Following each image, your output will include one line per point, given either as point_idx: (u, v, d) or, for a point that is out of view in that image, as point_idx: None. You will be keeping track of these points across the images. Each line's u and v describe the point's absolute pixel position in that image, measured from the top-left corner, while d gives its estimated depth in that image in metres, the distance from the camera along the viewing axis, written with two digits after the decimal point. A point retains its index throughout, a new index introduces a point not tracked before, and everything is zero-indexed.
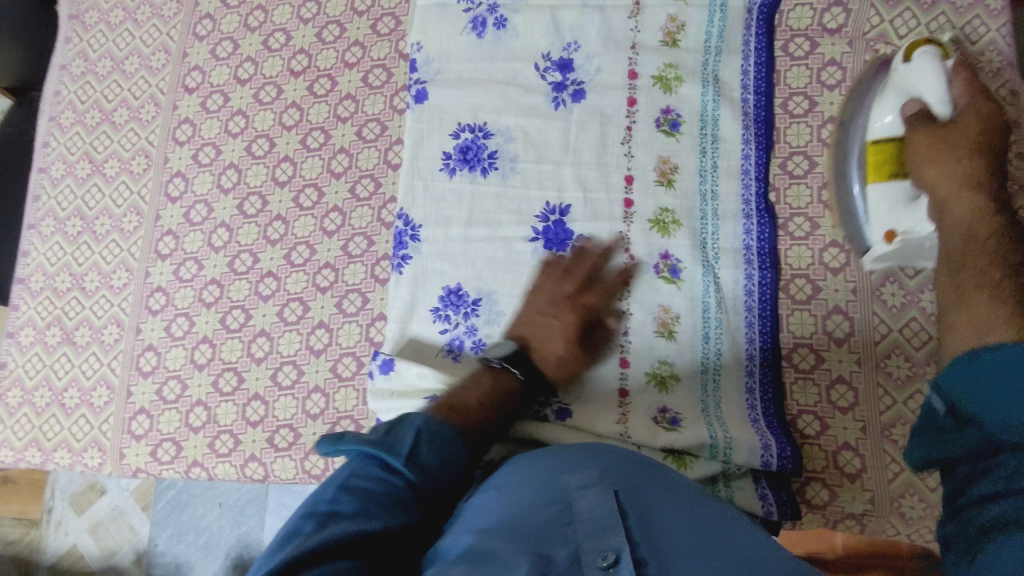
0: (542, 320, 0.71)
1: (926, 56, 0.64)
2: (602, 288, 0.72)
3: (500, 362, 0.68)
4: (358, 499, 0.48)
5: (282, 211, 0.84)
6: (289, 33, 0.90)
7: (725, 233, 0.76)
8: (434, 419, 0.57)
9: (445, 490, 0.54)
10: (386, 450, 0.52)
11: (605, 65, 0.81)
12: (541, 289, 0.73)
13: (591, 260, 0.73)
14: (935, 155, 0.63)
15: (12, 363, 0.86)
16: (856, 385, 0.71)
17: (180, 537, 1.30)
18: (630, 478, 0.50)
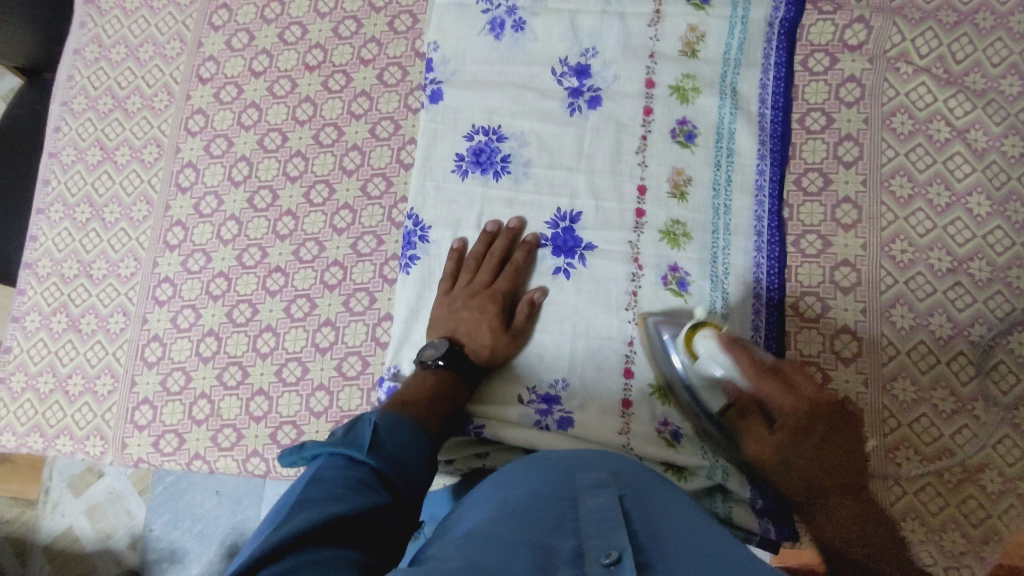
0: (463, 313, 0.73)
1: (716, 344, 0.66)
2: (514, 269, 0.75)
3: (437, 361, 0.69)
4: (324, 490, 0.51)
5: (292, 206, 0.84)
6: (305, 27, 0.89)
7: (736, 250, 0.75)
8: (390, 413, 0.60)
9: (413, 474, 0.57)
10: (347, 445, 0.55)
11: (622, 73, 0.80)
12: (457, 282, 0.76)
13: (499, 249, 0.76)
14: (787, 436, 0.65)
15: (16, 348, 0.85)
16: (862, 406, 0.71)
17: (176, 524, 1.30)
18: (639, 483, 0.53)
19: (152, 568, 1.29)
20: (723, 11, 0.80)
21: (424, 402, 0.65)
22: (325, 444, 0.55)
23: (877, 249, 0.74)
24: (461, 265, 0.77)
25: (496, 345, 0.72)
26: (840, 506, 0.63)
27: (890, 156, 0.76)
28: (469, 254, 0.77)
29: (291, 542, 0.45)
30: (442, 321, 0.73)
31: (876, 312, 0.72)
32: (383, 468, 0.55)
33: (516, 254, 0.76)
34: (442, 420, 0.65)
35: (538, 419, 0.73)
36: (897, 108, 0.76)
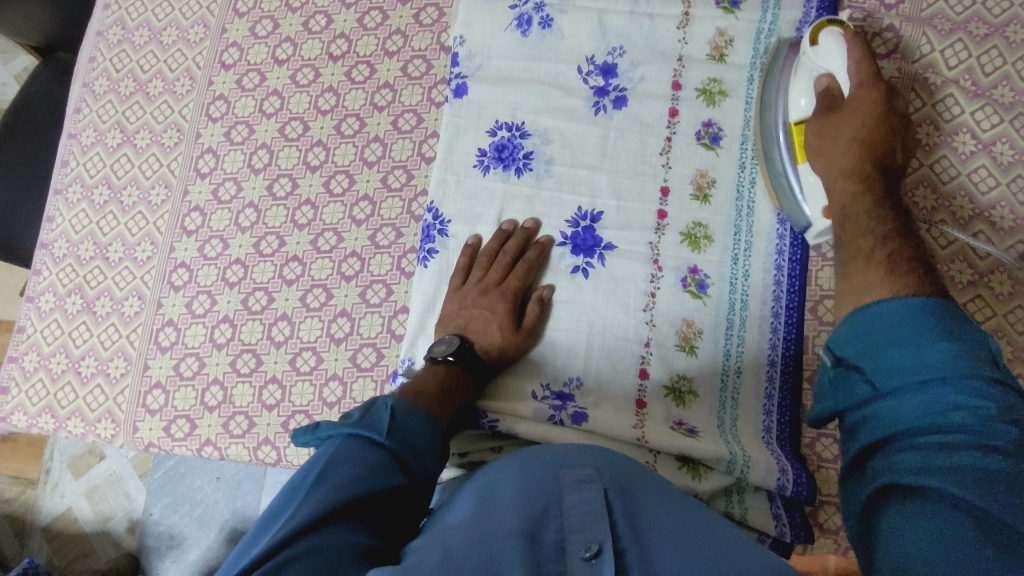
0: (473, 311, 0.72)
1: (832, 37, 0.69)
2: (526, 266, 0.75)
3: (448, 357, 0.69)
4: (341, 471, 0.50)
5: (311, 195, 0.84)
6: (330, 16, 0.89)
7: (757, 254, 0.75)
8: (404, 399, 0.60)
9: (428, 456, 0.57)
10: (364, 426, 0.55)
11: (649, 74, 0.80)
12: (468, 278, 0.75)
13: (513, 248, 0.76)
14: (824, 142, 0.68)
15: (30, 328, 0.85)
16: None
17: (176, 508, 1.30)
18: (625, 478, 0.53)
19: (150, 552, 1.29)
20: (752, 15, 0.80)
21: (434, 394, 0.65)
22: (342, 425, 0.54)
23: None
24: (474, 261, 0.76)
25: (506, 344, 0.72)
26: (881, 169, 0.66)
27: (915, 167, 0.75)
28: (482, 251, 0.76)
29: (308, 525, 0.45)
30: (452, 318, 0.73)
31: None
32: (400, 450, 0.55)
33: (529, 253, 0.75)
34: (451, 414, 0.65)
35: (552, 414, 0.72)
36: (923, 119, 0.76)
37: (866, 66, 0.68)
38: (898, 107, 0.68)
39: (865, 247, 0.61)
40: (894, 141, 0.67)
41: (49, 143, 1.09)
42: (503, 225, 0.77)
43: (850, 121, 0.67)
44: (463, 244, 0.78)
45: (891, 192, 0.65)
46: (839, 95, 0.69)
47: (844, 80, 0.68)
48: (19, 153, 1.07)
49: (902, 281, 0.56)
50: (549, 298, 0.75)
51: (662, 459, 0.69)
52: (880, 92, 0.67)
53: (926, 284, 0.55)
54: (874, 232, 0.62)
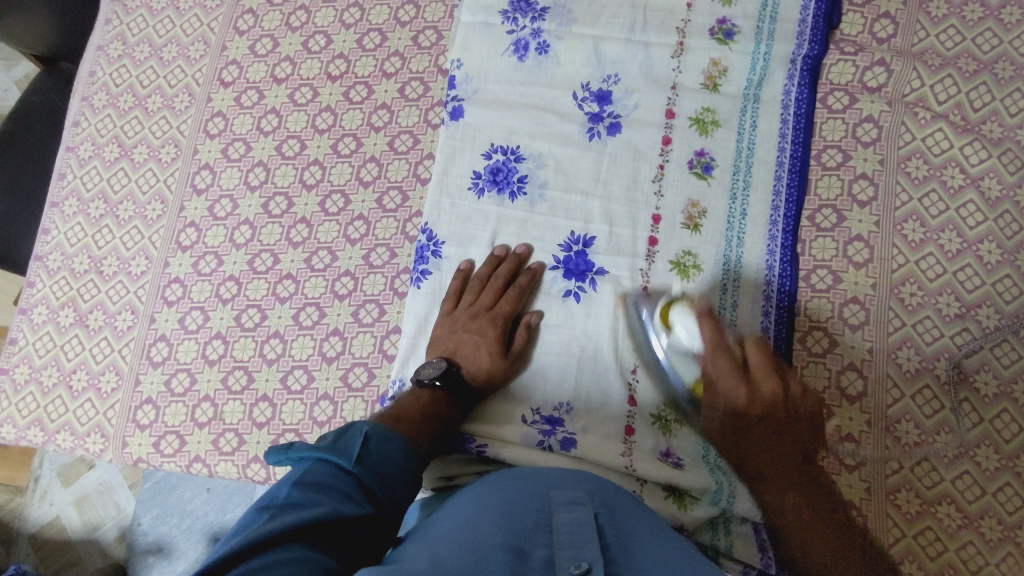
0: (463, 335, 0.73)
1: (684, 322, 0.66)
2: (516, 292, 0.75)
3: (434, 381, 0.69)
4: (305, 495, 0.50)
5: (306, 214, 0.84)
6: (330, 36, 0.90)
7: (743, 308, 0.75)
8: (380, 425, 0.61)
9: (396, 489, 0.58)
10: (336, 452, 0.56)
11: (643, 102, 0.81)
12: (459, 302, 0.76)
13: (504, 273, 0.76)
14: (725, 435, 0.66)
15: (22, 340, 0.85)
16: (864, 445, 0.71)
17: (164, 519, 1.30)
18: (613, 502, 0.54)
19: (137, 564, 1.29)
20: (745, 47, 0.81)
21: (415, 419, 0.65)
22: (316, 448, 0.55)
23: (887, 290, 0.74)
24: (465, 286, 0.77)
25: (494, 369, 0.72)
26: (786, 469, 0.64)
27: (904, 200, 0.76)
28: (474, 276, 0.77)
29: (272, 539, 0.45)
30: (442, 342, 0.73)
31: (882, 352, 0.73)
32: (368, 480, 0.56)
33: (520, 278, 0.76)
34: (433, 439, 0.66)
35: (541, 439, 0.72)
36: (913, 152, 0.77)
37: (724, 357, 0.64)
38: (766, 392, 0.64)
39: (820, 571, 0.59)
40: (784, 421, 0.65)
41: (51, 150, 1.10)
42: (495, 249, 0.78)
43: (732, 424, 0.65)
44: (455, 267, 0.79)
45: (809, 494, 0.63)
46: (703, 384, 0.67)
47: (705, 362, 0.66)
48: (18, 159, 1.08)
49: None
50: (537, 323, 0.75)
51: (649, 487, 0.70)
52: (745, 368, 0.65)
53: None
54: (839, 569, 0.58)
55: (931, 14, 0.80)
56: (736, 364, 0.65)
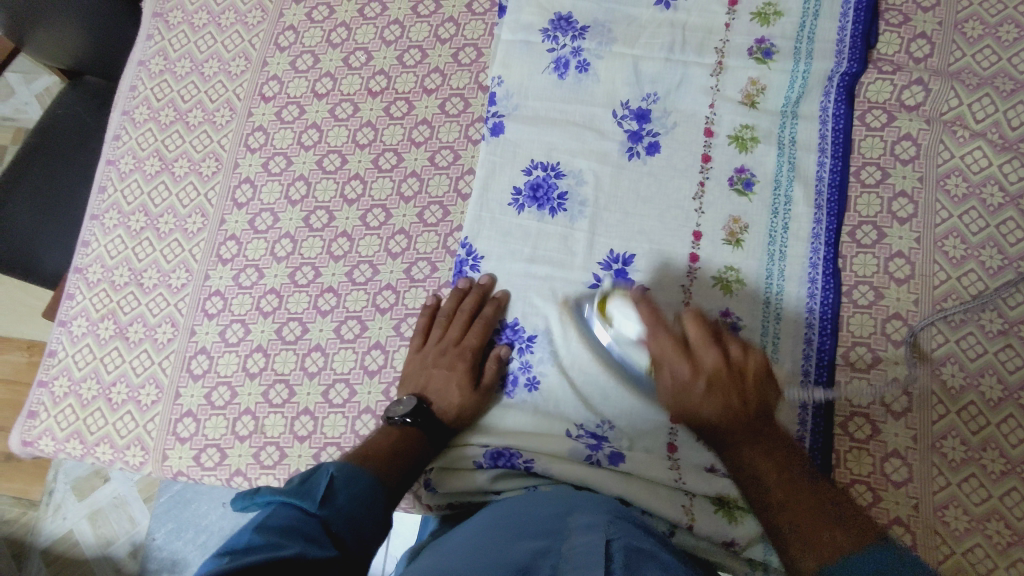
0: (433, 371, 0.75)
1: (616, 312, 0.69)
2: (483, 324, 0.77)
3: (404, 418, 0.71)
4: (271, 535, 0.49)
5: (348, 228, 0.85)
6: (370, 53, 0.91)
7: (802, 165, 0.80)
8: (347, 465, 0.61)
9: (364, 532, 0.57)
10: (300, 496, 0.55)
11: (682, 120, 0.82)
12: (429, 338, 0.78)
13: (470, 304, 0.77)
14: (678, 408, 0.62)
15: (61, 352, 0.85)
16: (910, 460, 0.71)
17: (179, 534, 1.31)
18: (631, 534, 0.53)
19: None
20: (784, 65, 0.82)
21: (384, 455, 0.66)
22: (283, 492, 0.54)
23: (929, 306, 0.75)
24: (434, 320, 0.79)
25: (465, 402, 0.74)
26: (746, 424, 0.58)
27: (944, 218, 0.77)
28: (442, 310, 0.78)
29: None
30: (413, 377, 0.76)
31: (927, 368, 0.73)
32: (335, 521, 0.55)
33: (485, 308, 0.77)
34: (405, 476, 0.66)
35: (588, 454, 0.72)
36: (951, 170, 0.78)
37: (660, 330, 0.62)
38: (711, 359, 0.59)
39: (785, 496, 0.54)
40: (737, 371, 0.60)
41: (81, 197, 1.20)
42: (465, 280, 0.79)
43: (694, 394, 0.60)
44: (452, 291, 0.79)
45: (770, 450, 0.57)
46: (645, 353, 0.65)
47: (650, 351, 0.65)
48: (54, 199, 1.19)
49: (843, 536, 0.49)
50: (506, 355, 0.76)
51: (698, 499, 0.70)
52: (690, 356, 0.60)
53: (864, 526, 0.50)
54: (811, 518, 0.52)
55: (966, 34, 0.82)
56: (677, 337, 0.61)
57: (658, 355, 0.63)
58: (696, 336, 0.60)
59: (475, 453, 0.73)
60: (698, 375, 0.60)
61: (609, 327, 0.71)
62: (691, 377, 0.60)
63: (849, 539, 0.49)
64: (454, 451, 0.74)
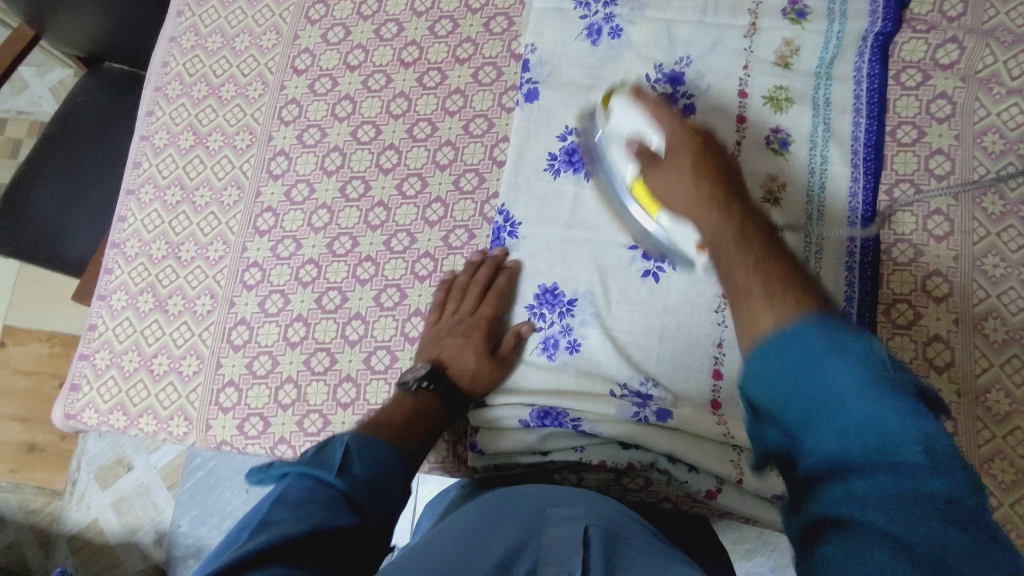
0: (448, 340, 0.75)
1: (621, 98, 0.72)
2: (496, 295, 0.77)
3: (421, 382, 0.72)
4: (286, 511, 0.49)
5: (384, 197, 0.85)
6: (401, 24, 0.91)
7: (837, 124, 0.80)
8: (362, 435, 0.61)
9: (382, 503, 0.56)
10: (316, 466, 0.54)
11: (715, 83, 0.82)
12: (445, 312, 0.78)
13: (483, 276, 0.78)
14: (669, 194, 0.65)
15: (102, 326, 0.86)
16: (955, 415, 0.72)
17: (204, 520, 1.31)
18: (612, 523, 0.52)
19: (178, 564, 1.29)
20: (819, 25, 0.82)
21: (398, 423, 0.66)
22: (297, 464, 0.54)
23: (969, 263, 0.75)
24: (448, 295, 0.79)
25: (481, 369, 0.74)
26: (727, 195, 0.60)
27: (982, 174, 0.77)
28: (457, 284, 0.79)
29: (244, 562, 0.43)
30: (428, 348, 0.75)
31: (968, 324, 0.74)
32: (353, 491, 0.54)
33: (499, 279, 0.78)
34: (423, 445, 0.67)
35: (636, 411, 0.71)
36: (987, 127, 0.78)
37: (664, 109, 0.68)
38: (705, 137, 0.66)
39: (752, 277, 0.49)
40: (727, 167, 0.64)
41: (105, 184, 1.21)
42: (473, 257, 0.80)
43: (677, 168, 0.64)
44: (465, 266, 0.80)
45: (755, 218, 0.57)
46: (653, 147, 0.68)
47: (651, 137, 0.68)
48: (78, 184, 1.20)
49: (782, 302, 0.44)
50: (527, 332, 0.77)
51: (746, 454, 0.70)
52: (688, 133, 0.66)
53: (818, 299, 0.44)
54: (779, 270, 0.48)
55: None
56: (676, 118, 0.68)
57: (661, 147, 0.67)
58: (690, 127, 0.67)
59: (521, 413, 0.74)
60: (688, 152, 0.65)
61: (608, 117, 0.74)
62: (682, 145, 0.65)
63: (782, 310, 0.43)
64: (496, 410, 0.75)
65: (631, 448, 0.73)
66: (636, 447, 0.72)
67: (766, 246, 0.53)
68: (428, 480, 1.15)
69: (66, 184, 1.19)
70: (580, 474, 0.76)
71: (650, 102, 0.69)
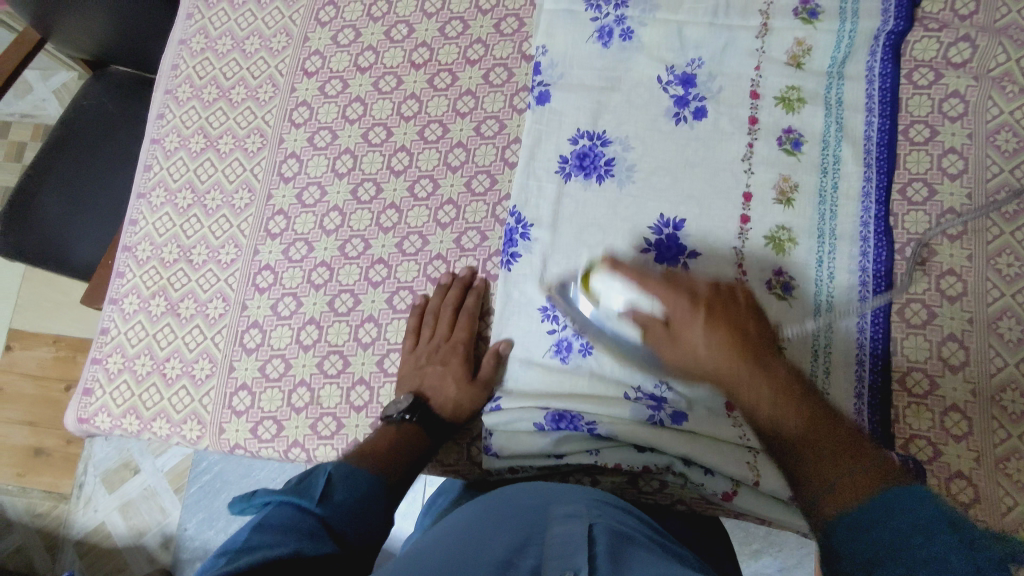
0: (427, 369, 0.76)
1: (602, 276, 0.68)
2: (467, 317, 0.79)
3: (403, 414, 0.72)
4: (268, 535, 0.50)
5: (396, 199, 0.85)
6: (412, 26, 0.91)
7: (849, 124, 0.80)
8: (344, 463, 0.62)
9: (364, 528, 0.57)
10: (297, 494, 0.56)
11: (727, 84, 0.83)
12: (419, 338, 0.79)
13: (453, 299, 0.79)
14: (686, 364, 0.62)
15: (114, 330, 0.86)
16: (970, 415, 0.71)
17: (211, 523, 1.31)
18: (614, 524, 0.51)
19: (185, 568, 1.29)
20: (830, 25, 0.81)
21: (381, 451, 0.68)
22: (278, 492, 0.55)
23: (982, 262, 0.75)
24: (422, 320, 0.79)
25: (462, 395, 0.75)
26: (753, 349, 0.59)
27: (995, 172, 0.77)
28: (429, 307, 0.79)
29: None
30: (408, 378, 0.76)
31: (983, 323, 0.73)
32: (332, 519, 0.56)
33: (468, 301, 0.79)
34: (409, 468, 0.68)
35: (652, 413, 0.72)
36: (1001, 126, 0.78)
37: (649, 279, 0.63)
38: (703, 288, 0.63)
39: (819, 452, 0.53)
40: (734, 315, 0.61)
41: (112, 187, 1.21)
42: (441, 283, 0.81)
43: (689, 336, 0.60)
44: (433, 290, 0.81)
45: (788, 377, 0.58)
46: (653, 314, 0.63)
47: (647, 305, 0.63)
48: (85, 188, 1.20)
49: (853, 473, 0.50)
50: (507, 351, 0.77)
51: (762, 456, 0.70)
52: (685, 293, 0.62)
53: (878, 463, 0.50)
54: (831, 453, 0.52)
55: None
56: (663, 279, 0.63)
57: (660, 314, 0.63)
58: (677, 280, 0.63)
59: (535, 416, 0.74)
60: (698, 310, 0.60)
61: (596, 301, 0.69)
62: (684, 310, 0.61)
63: (861, 487, 0.48)
64: (510, 413, 0.75)
65: (647, 451, 0.72)
66: (652, 450, 0.72)
67: (813, 405, 0.56)
68: (435, 480, 1.15)
69: (73, 187, 1.19)
70: (594, 476, 0.76)
71: (632, 272, 0.65)
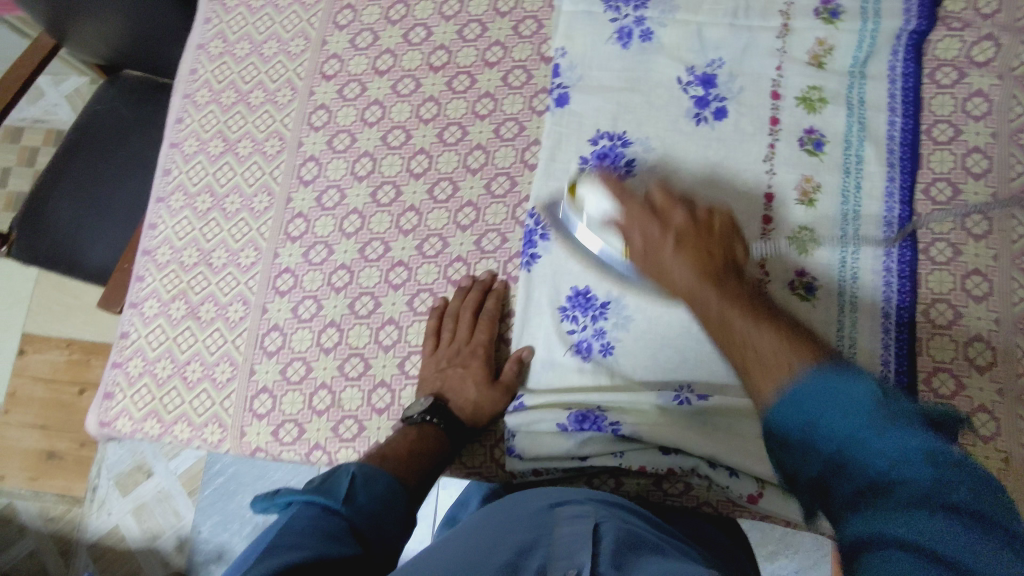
0: (447, 371, 0.76)
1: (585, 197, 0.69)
2: (489, 321, 0.78)
3: (423, 416, 0.72)
4: (293, 539, 0.49)
5: (416, 202, 0.85)
6: (430, 28, 0.91)
7: (872, 123, 0.80)
8: (366, 465, 0.61)
9: (383, 533, 0.56)
10: (322, 494, 0.55)
11: (748, 84, 0.82)
12: (441, 340, 0.78)
13: (474, 301, 0.79)
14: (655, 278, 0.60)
15: (134, 334, 0.86)
16: (997, 415, 0.70)
17: (226, 526, 1.31)
18: (621, 524, 0.51)
19: (199, 570, 1.29)
20: (852, 25, 0.81)
21: (402, 455, 0.67)
22: (302, 491, 0.54)
23: (1008, 261, 0.74)
24: (443, 323, 0.79)
25: (482, 398, 0.75)
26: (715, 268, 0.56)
27: (1020, 171, 0.76)
28: (450, 310, 0.79)
29: None
30: (429, 381, 0.76)
31: (1010, 323, 0.72)
32: (355, 523, 0.54)
33: (488, 304, 0.79)
34: (428, 472, 0.67)
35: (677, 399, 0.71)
36: None
37: (631, 200, 0.64)
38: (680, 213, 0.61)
39: (756, 346, 0.48)
40: (710, 238, 0.59)
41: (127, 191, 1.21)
42: (465, 284, 0.81)
43: (660, 255, 0.59)
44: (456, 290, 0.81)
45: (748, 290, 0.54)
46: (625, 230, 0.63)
47: (620, 223, 0.64)
48: (99, 191, 1.20)
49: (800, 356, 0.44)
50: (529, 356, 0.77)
51: None
52: (658, 215, 0.61)
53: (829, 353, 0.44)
54: (775, 338, 0.47)
55: None
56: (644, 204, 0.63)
57: (631, 233, 0.62)
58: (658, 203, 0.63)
59: (558, 416, 0.73)
60: (665, 231, 0.60)
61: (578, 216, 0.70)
62: (655, 227, 0.61)
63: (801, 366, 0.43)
64: (532, 415, 0.74)
65: (672, 453, 0.71)
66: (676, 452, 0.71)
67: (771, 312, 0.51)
68: (449, 484, 1.15)
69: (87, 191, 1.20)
70: (618, 479, 0.75)
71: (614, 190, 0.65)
